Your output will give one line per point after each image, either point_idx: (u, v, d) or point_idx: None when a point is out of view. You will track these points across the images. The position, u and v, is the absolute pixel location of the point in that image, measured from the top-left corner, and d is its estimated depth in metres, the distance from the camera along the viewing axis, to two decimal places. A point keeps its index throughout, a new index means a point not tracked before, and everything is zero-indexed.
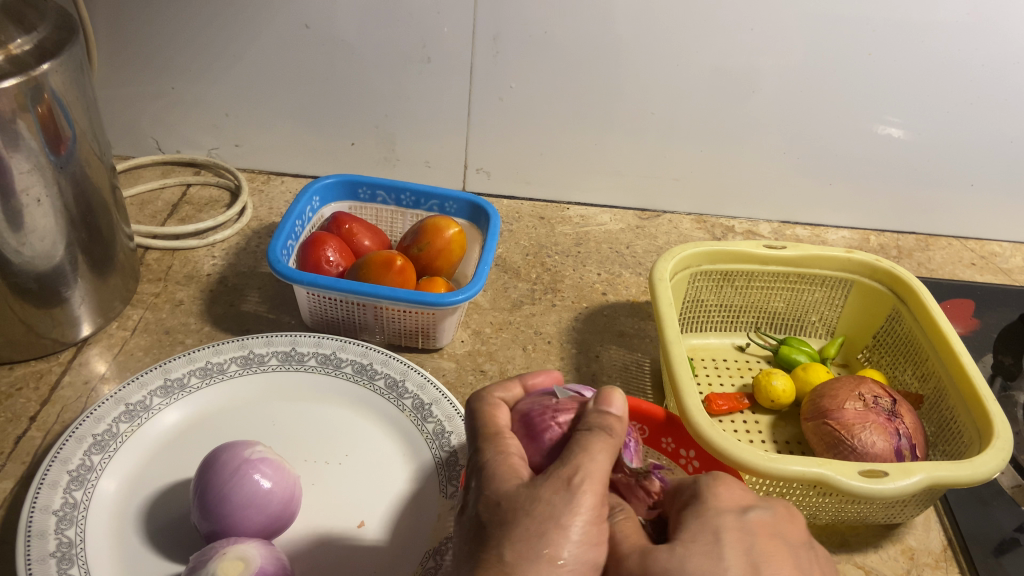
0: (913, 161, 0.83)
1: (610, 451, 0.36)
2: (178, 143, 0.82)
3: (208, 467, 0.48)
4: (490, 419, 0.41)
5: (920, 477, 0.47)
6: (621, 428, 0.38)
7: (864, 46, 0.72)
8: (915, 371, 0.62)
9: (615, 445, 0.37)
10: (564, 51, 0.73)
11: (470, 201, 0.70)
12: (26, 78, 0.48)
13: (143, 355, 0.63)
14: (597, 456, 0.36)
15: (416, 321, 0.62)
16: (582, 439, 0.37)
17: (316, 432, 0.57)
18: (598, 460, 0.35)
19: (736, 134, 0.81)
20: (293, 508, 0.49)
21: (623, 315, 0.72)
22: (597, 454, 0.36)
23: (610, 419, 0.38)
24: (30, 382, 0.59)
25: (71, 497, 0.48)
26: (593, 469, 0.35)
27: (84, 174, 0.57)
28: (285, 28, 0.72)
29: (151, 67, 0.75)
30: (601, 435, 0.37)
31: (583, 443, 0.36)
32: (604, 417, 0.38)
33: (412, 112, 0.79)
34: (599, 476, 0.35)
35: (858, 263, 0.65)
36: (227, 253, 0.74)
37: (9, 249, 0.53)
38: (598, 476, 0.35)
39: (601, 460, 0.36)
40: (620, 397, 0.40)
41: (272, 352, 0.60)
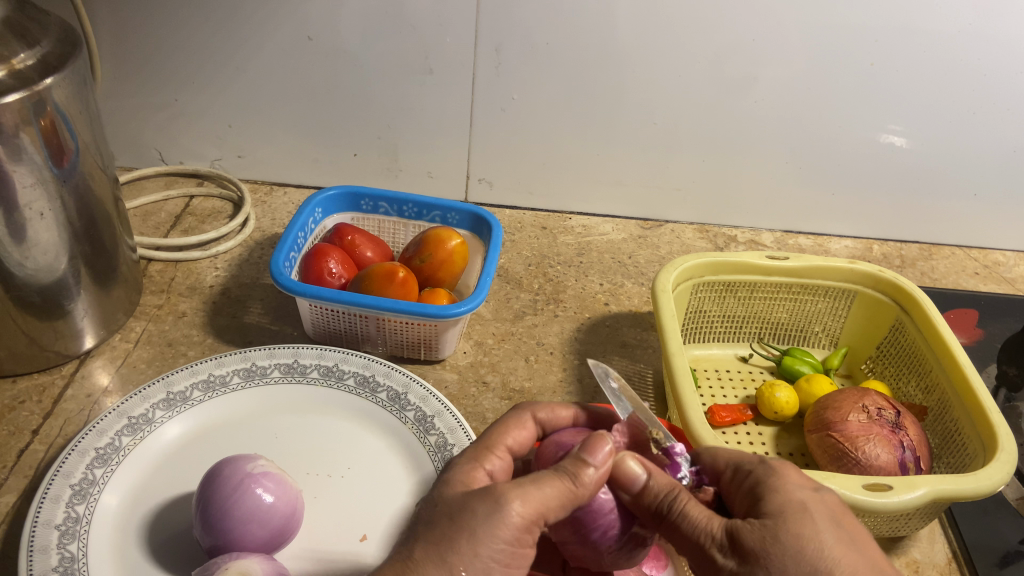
0: (916, 170, 0.82)
1: (562, 493, 0.36)
2: (181, 154, 0.83)
3: (210, 481, 0.48)
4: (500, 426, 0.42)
5: (924, 491, 0.47)
6: (593, 482, 0.37)
7: (867, 55, 0.72)
8: (919, 382, 0.62)
9: (571, 492, 0.36)
10: (565, 62, 0.73)
11: (472, 212, 0.70)
12: (29, 92, 0.49)
13: (146, 368, 0.63)
14: (544, 490, 0.35)
15: (418, 333, 0.62)
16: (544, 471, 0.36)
17: (319, 446, 0.57)
18: (543, 494, 0.35)
19: (738, 143, 0.80)
20: (295, 522, 0.49)
21: (625, 326, 0.72)
22: (545, 488, 0.35)
23: (579, 464, 0.37)
24: (33, 395, 0.59)
25: (74, 511, 0.48)
26: (530, 495, 0.35)
27: (88, 186, 0.57)
28: (287, 39, 0.72)
29: (154, 77, 0.75)
30: (560, 477, 0.36)
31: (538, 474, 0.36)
32: (579, 462, 0.37)
33: (414, 122, 0.79)
34: (535, 504, 0.35)
35: (861, 274, 0.65)
36: (229, 264, 0.74)
37: (12, 262, 0.54)
38: (535, 507, 0.35)
39: (546, 494, 0.35)
40: (605, 451, 0.37)
41: (274, 365, 0.60)
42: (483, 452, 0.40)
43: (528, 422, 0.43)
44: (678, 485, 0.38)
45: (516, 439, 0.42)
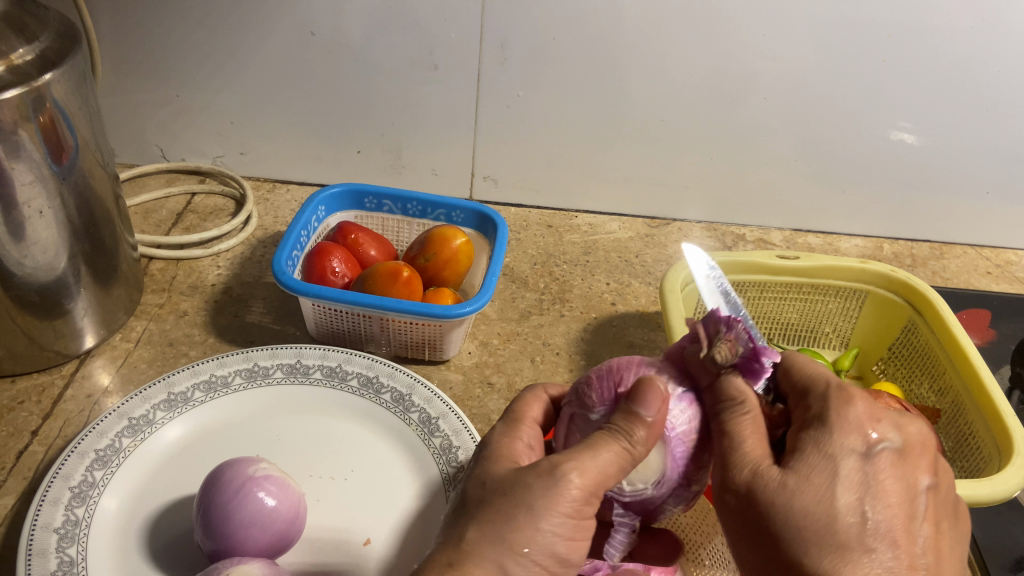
0: (927, 168, 0.81)
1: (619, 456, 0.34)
2: (183, 151, 0.82)
3: (211, 485, 0.47)
4: (521, 403, 0.41)
5: None
6: (648, 434, 0.35)
7: (878, 52, 0.71)
8: (933, 385, 0.61)
9: (628, 454, 0.34)
10: (572, 59, 0.72)
11: (477, 209, 0.69)
12: (27, 88, 0.48)
13: (147, 367, 0.62)
14: (597, 458, 0.34)
15: (423, 333, 0.61)
16: (600, 434, 0.35)
17: (322, 448, 0.56)
18: (598, 462, 0.34)
19: (746, 141, 0.79)
20: (298, 525, 0.48)
21: (633, 326, 0.71)
22: (598, 454, 0.34)
23: (632, 421, 0.34)
24: (32, 396, 0.59)
25: (73, 515, 0.47)
26: (586, 465, 0.34)
27: (87, 184, 0.57)
28: (290, 36, 0.71)
29: (156, 74, 0.74)
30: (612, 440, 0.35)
31: (597, 436, 0.35)
32: (633, 415, 0.35)
33: (419, 119, 0.78)
34: (593, 477, 0.34)
35: (873, 274, 0.64)
36: (232, 263, 0.73)
37: (10, 260, 0.53)
38: (594, 478, 0.34)
39: (602, 461, 0.34)
40: (655, 399, 0.35)
41: (277, 365, 0.60)
42: (514, 426, 0.39)
43: (541, 394, 0.42)
44: (743, 394, 0.36)
45: (539, 415, 0.41)
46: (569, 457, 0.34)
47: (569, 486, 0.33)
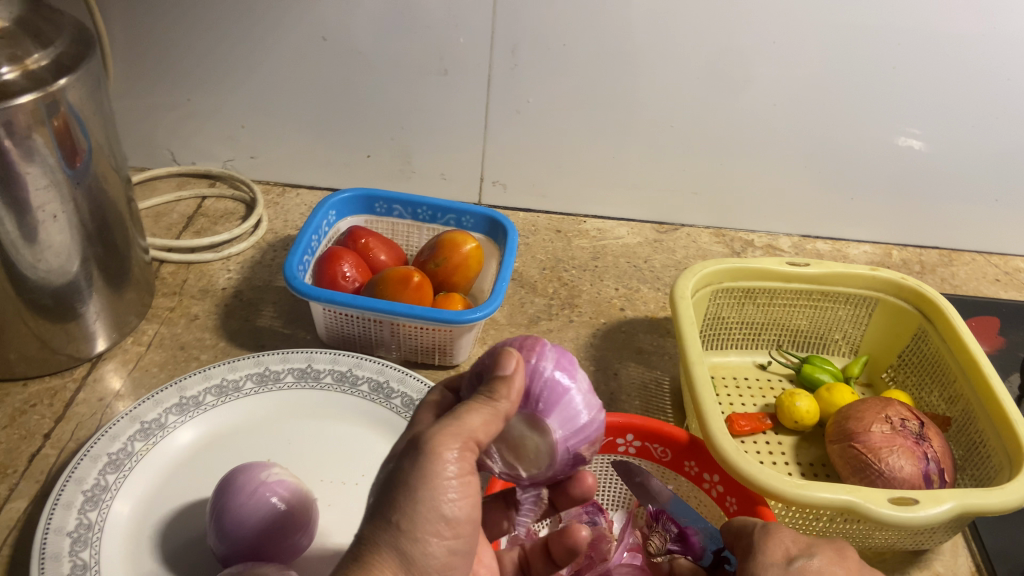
0: (936, 174, 0.81)
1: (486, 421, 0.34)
2: (193, 155, 0.82)
3: (223, 489, 0.47)
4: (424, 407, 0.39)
5: (951, 505, 0.47)
6: (512, 394, 0.35)
7: (888, 59, 0.71)
8: (942, 392, 0.61)
9: (496, 414, 0.34)
10: (581, 65, 0.73)
11: (488, 215, 0.69)
12: (42, 94, 0.48)
13: (158, 371, 0.62)
14: (467, 418, 0.34)
15: (433, 338, 0.62)
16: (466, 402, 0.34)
17: (332, 453, 0.56)
18: (468, 423, 0.34)
19: (755, 147, 0.80)
20: (309, 531, 0.49)
21: (641, 332, 0.71)
22: (470, 415, 0.34)
23: (496, 384, 0.34)
24: (45, 399, 0.59)
25: (86, 518, 0.48)
26: (453, 429, 0.33)
27: (101, 187, 0.57)
28: (301, 40, 0.71)
29: (167, 78, 0.75)
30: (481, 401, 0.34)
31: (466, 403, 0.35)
32: (493, 380, 0.35)
33: (429, 124, 0.78)
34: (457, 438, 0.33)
35: (883, 281, 0.64)
36: (242, 266, 0.73)
37: (24, 263, 0.53)
38: (465, 436, 0.34)
39: (467, 423, 0.34)
40: (514, 359, 0.35)
41: (288, 369, 0.60)
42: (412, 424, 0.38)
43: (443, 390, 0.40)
44: None
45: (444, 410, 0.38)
46: (437, 426, 0.34)
47: (442, 452, 0.33)
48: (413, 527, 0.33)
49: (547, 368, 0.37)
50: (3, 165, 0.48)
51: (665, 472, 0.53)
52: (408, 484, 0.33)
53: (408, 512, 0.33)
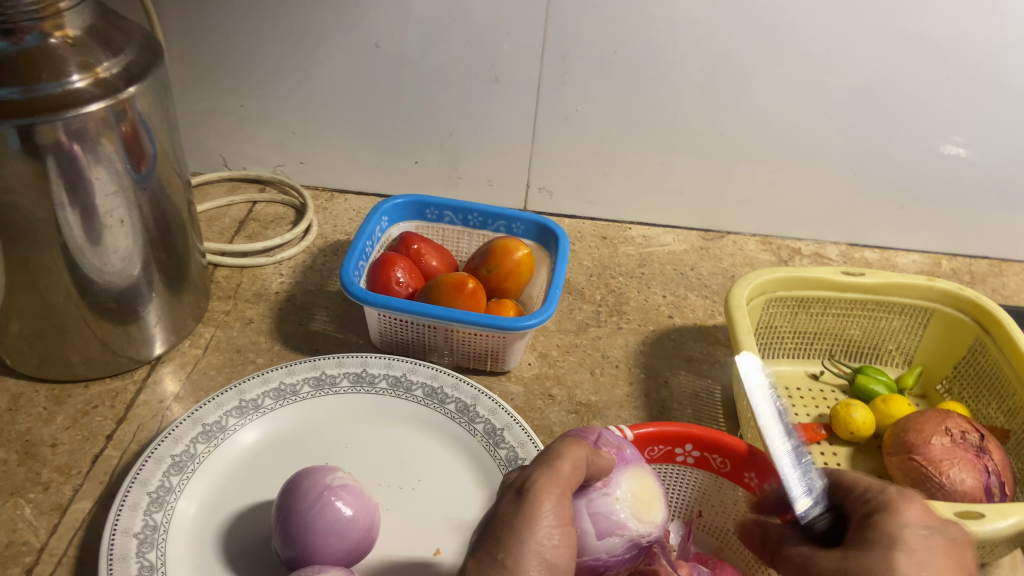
0: (986, 184, 0.80)
1: (575, 461, 0.37)
2: (244, 159, 0.83)
3: (290, 493, 0.48)
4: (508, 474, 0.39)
5: (1017, 519, 0.46)
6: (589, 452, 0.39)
7: (942, 68, 0.71)
8: (1001, 405, 0.60)
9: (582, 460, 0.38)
10: (629, 74, 0.73)
11: (538, 222, 0.69)
12: (112, 101, 0.49)
13: (216, 374, 0.63)
14: (559, 464, 0.37)
15: (486, 344, 0.62)
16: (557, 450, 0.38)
17: (390, 459, 0.56)
18: (560, 467, 0.37)
19: (802, 155, 0.79)
20: (373, 535, 0.49)
21: (691, 340, 0.71)
22: (560, 461, 0.37)
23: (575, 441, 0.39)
24: (106, 401, 0.60)
25: (152, 519, 0.48)
26: (551, 478, 0.35)
27: (163, 192, 0.58)
28: (353, 47, 0.72)
29: (222, 85, 0.76)
30: (575, 449, 0.38)
31: (552, 453, 0.38)
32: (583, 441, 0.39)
33: (477, 131, 0.79)
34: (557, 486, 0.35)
35: (940, 291, 0.64)
36: (294, 271, 0.74)
37: (90, 266, 0.54)
38: (559, 483, 0.36)
39: (559, 468, 0.36)
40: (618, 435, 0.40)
41: (344, 374, 0.60)
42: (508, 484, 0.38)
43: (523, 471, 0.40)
44: None
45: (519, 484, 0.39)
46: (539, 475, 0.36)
47: (543, 498, 0.34)
48: (517, 565, 0.32)
49: (623, 451, 0.44)
50: (73, 169, 0.49)
51: (726, 483, 0.53)
52: (512, 527, 0.33)
53: (514, 550, 0.32)
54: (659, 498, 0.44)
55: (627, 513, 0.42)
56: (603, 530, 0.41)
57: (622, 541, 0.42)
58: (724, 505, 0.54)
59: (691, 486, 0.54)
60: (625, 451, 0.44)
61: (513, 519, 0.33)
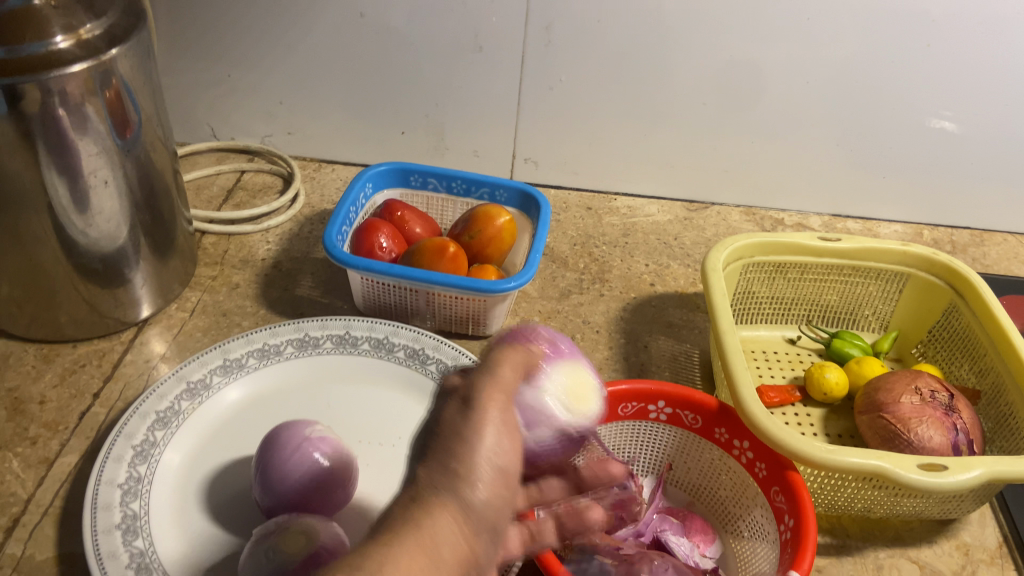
0: (968, 156, 0.81)
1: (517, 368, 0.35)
2: (233, 130, 0.84)
3: (269, 445, 0.49)
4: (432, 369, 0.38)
5: (981, 472, 0.47)
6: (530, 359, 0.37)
7: (922, 38, 0.71)
8: (973, 367, 0.61)
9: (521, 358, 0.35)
10: (612, 44, 0.73)
11: (521, 189, 0.70)
12: (95, 63, 0.50)
13: (202, 336, 0.64)
14: (501, 372, 0.34)
15: (467, 307, 0.63)
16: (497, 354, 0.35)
17: (371, 417, 0.58)
18: (502, 376, 0.34)
19: (784, 126, 0.80)
20: (351, 485, 0.50)
21: (671, 306, 0.72)
22: (502, 368, 0.34)
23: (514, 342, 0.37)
24: (94, 360, 0.61)
25: (136, 471, 0.50)
26: (495, 385, 0.33)
27: (148, 158, 0.59)
28: (339, 17, 0.72)
29: (210, 55, 0.76)
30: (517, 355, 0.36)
31: (496, 356, 0.35)
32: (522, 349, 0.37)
33: (462, 101, 0.79)
34: (500, 394, 0.33)
35: (915, 257, 0.65)
36: (281, 238, 0.75)
37: (75, 229, 0.55)
38: (504, 390, 0.33)
39: (503, 377, 0.34)
40: None
41: (327, 335, 0.61)
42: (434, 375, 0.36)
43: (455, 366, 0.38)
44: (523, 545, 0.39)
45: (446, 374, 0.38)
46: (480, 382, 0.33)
47: (490, 408, 0.32)
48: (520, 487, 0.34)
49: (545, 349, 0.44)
50: (57, 132, 0.50)
51: (698, 439, 0.54)
52: (461, 433, 0.31)
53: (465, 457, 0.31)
54: (592, 393, 0.45)
55: (556, 404, 0.41)
56: (532, 420, 0.41)
57: (550, 431, 0.41)
58: (697, 461, 0.55)
59: (665, 443, 0.56)
60: (555, 349, 0.45)
61: (463, 428, 0.32)
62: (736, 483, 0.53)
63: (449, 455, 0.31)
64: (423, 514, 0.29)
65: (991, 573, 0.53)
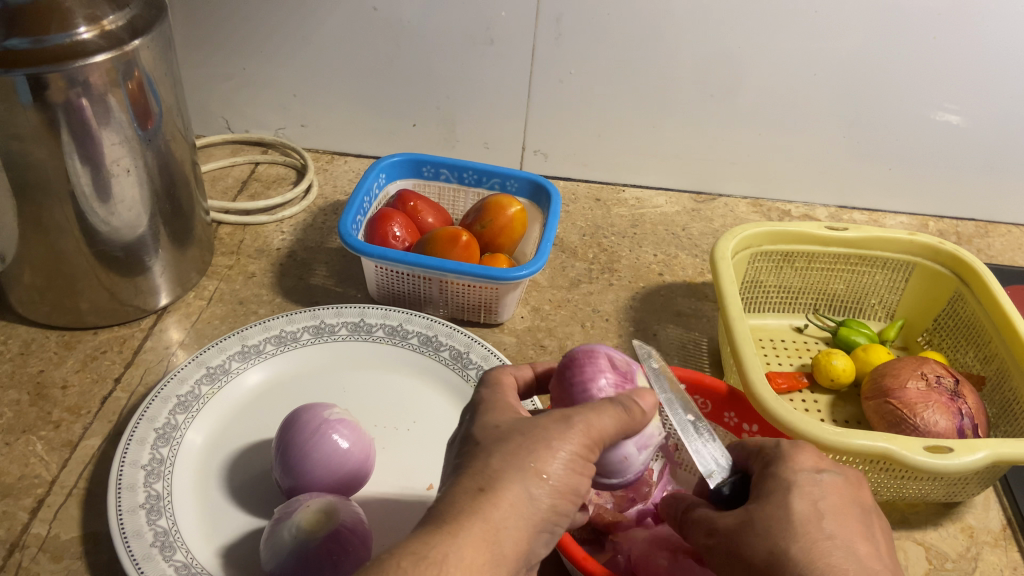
0: (974, 147, 0.82)
1: (618, 419, 0.38)
2: (247, 123, 0.85)
3: (289, 426, 0.50)
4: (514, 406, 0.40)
5: (985, 454, 0.48)
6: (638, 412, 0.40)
7: (929, 30, 0.72)
8: (977, 353, 0.62)
9: (630, 421, 0.38)
10: (621, 36, 0.74)
11: (531, 179, 0.71)
12: (118, 53, 0.51)
13: (219, 324, 0.65)
14: (598, 418, 0.37)
15: (480, 296, 0.64)
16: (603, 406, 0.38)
17: (386, 402, 0.59)
18: (598, 420, 0.37)
19: (791, 119, 0.81)
20: (369, 467, 0.51)
21: (680, 295, 0.73)
22: (600, 415, 0.37)
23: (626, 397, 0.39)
24: (114, 347, 0.62)
25: (158, 453, 0.51)
26: (589, 428, 0.37)
27: (168, 148, 0.60)
28: (352, 10, 0.73)
29: (225, 49, 0.78)
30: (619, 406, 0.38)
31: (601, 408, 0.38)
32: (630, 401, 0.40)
33: (473, 93, 0.80)
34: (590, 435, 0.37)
35: (921, 246, 0.66)
36: (295, 229, 0.76)
37: (96, 217, 0.56)
38: (595, 433, 0.37)
39: (602, 422, 0.37)
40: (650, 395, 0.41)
41: (342, 323, 0.63)
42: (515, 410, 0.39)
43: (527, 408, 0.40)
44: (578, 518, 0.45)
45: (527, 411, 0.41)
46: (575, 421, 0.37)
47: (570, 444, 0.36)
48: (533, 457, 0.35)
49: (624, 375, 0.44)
50: (81, 122, 0.51)
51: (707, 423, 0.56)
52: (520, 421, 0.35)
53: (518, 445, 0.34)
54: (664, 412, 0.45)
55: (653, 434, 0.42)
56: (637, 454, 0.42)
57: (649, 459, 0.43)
58: None
59: None
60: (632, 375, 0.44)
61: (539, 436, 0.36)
62: None
63: (514, 453, 0.35)
64: (485, 507, 0.33)
65: (996, 554, 0.54)
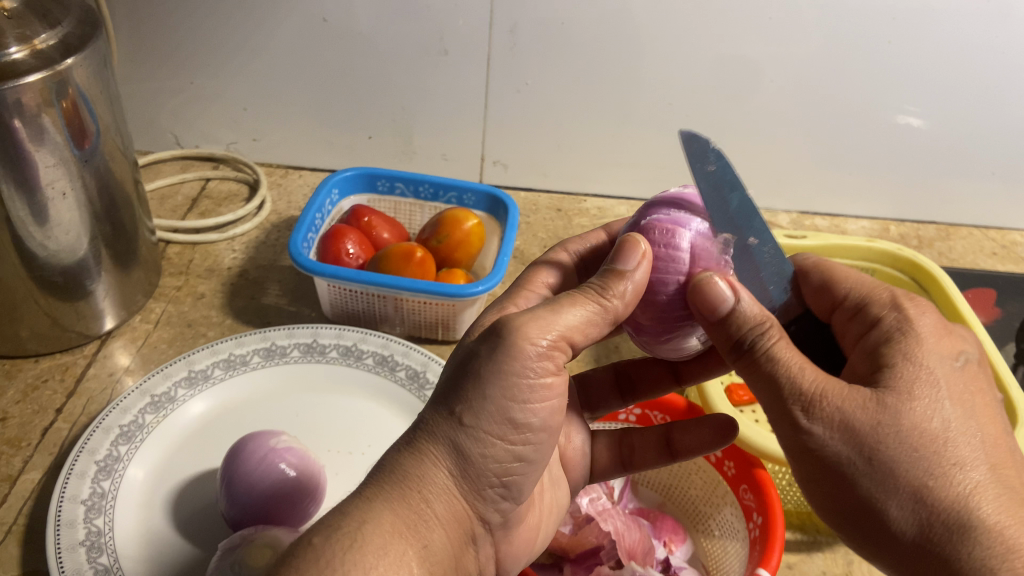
0: (932, 152, 0.82)
1: (590, 316, 0.36)
2: (197, 138, 0.83)
3: (235, 455, 0.49)
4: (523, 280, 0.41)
5: None
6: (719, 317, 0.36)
7: (884, 35, 0.72)
8: None
9: (602, 315, 0.36)
10: (578, 46, 0.73)
11: (489, 192, 0.70)
12: (50, 72, 0.49)
13: (166, 348, 0.64)
14: (565, 315, 0.35)
15: (437, 312, 0.63)
16: (577, 292, 0.37)
17: (340, 425, 0.57)
18: (565, 317, 0.35)
19: (749, 127, 0.80)
20: (317, 494, 0.50)
21: None
22: (567, 311, 0.35)
23: (615, 278, 0.36)
24: (56, 375, 0.60)
25: (99, 487, 0.49)
26: (541, 322, 0.35)
27: (108, 168, 0.58)
28: (302, 22, 0.72)
29: (172, 63, 0.75)
30: (594, 300, 0.36)
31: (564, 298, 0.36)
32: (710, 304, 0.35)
33: (430, 104, 0.79)
34: (553, 327, 0.35)
35: (880, 253, 0.65)
36: (247, 246, 0.74)
37: (34, 241, 0.54)
38: (552, 327, 0.35)
39: (567, 318, 0.35)
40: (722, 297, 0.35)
41: (294, 344, 0.61)
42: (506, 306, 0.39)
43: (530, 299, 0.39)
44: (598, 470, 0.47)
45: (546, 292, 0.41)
46: (529, 317, 0.35)
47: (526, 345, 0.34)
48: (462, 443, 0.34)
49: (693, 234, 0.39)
50: (12, 144, 0.49)
51: None
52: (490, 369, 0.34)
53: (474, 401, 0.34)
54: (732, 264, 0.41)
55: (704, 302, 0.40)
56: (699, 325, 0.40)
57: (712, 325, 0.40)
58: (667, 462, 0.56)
59: None
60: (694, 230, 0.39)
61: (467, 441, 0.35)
62: (707, 482, 0.54)
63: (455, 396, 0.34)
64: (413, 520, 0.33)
65: None
